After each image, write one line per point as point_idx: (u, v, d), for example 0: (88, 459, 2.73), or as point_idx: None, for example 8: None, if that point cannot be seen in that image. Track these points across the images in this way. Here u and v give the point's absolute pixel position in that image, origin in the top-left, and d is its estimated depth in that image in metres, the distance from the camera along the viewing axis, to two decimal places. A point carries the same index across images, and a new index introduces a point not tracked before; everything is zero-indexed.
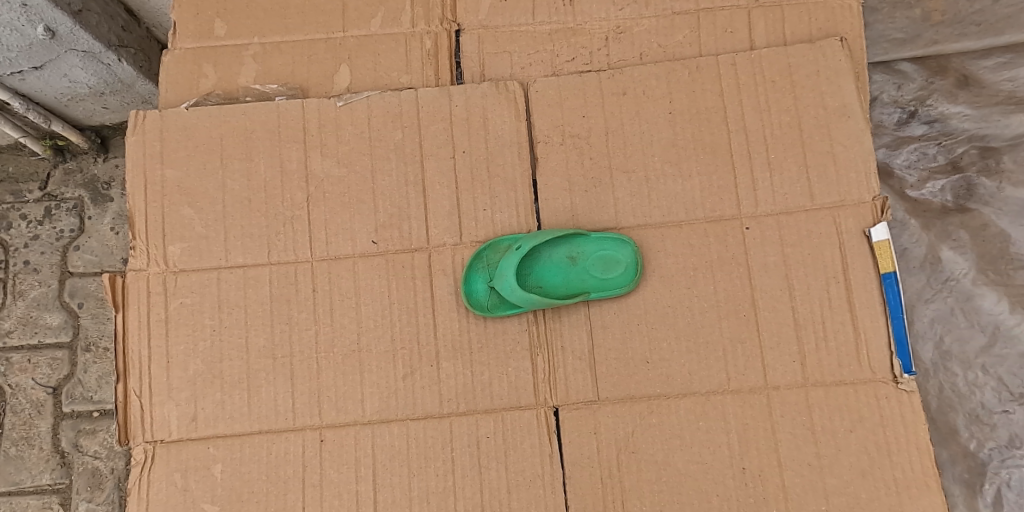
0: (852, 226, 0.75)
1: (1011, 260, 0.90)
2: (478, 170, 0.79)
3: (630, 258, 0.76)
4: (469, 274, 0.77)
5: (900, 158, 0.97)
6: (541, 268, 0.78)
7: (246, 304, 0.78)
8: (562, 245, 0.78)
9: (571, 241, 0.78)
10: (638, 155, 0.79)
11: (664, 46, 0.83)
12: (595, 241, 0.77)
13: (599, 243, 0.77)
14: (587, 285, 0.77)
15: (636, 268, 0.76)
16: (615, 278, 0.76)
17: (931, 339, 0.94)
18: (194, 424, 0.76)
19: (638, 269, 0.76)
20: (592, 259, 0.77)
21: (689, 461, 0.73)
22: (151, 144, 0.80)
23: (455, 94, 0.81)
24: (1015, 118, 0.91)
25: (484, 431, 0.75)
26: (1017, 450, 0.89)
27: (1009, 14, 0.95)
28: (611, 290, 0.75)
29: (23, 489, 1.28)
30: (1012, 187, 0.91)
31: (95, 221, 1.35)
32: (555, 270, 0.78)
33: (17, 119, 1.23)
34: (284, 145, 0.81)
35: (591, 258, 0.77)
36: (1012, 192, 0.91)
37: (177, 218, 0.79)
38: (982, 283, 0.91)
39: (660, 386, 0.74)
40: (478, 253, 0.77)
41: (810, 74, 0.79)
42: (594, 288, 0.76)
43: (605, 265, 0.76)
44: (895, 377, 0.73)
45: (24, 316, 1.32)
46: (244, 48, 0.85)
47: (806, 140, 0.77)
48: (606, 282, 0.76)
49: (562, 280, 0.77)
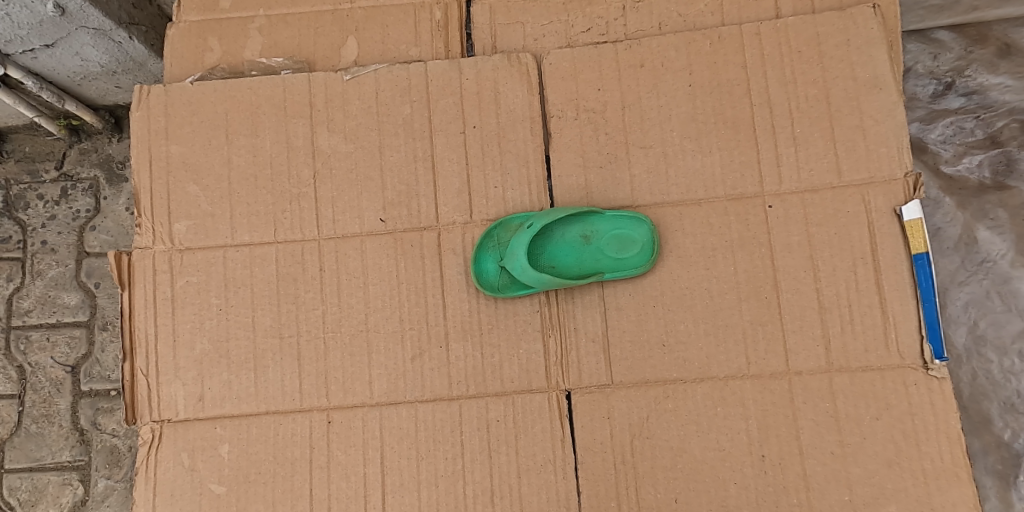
0: (883, 204, 0.71)
1: None
2: (488, 146, 0.77)
3: (646, 237, 0.73)
4: (479, 254, 0.75)
5: (935, 132, 0.92)
6: (553, 248, 0.75)
7: (252, 283, 0.76)
8: (576, 224, 0.75)
9: (585, 219, 0.75)
10: (656, 129, 0.75)
11: (684, 16, 0.79)
12: (610, 219, 0.74)
13: (614, 221, 0.74)
14: (601, 266, 0.74)
15: (652, 247, 0.72)
16: (629, 259, 0.73)
17: (964, 324, 0.89)
18: (201, 403, 0.75)
19: (654, 249, 0.72)
20: (607, 238, 0.74)
21: (706, 447, 0.70)
22: (155, 120, 0.79)
23: (465, 67, 0.78)
24: None
25: (494, 415, 0.73)
26: None
27: None
28: (626, 270, 0.72)
29: (44, 465, 1.29)
30: None
31: (110, 201, 1.35)
32: (568, 249, 0.75)
33: (32, 99, 1.22)
34: (290, 120, 0.78)
35: (605, 237, 0.74)
36: None
37: (183, 195, 0.78)
38: (1021, 266, 0.86)
39: (676, 370, 0.72)
40: (489, 231, 0.75)
41: (839, 44, 0.74)
42: (608, 269, 0.74)
43: (619, 244, 0.73)
44: (926, 363, 0.69)
45: (42, 295, 1.32)
46: (249, 21, 0.83)
47: (834, 114, 0.73)
48: (621, 263, 0.73)
49: (575, 260, 0.75)
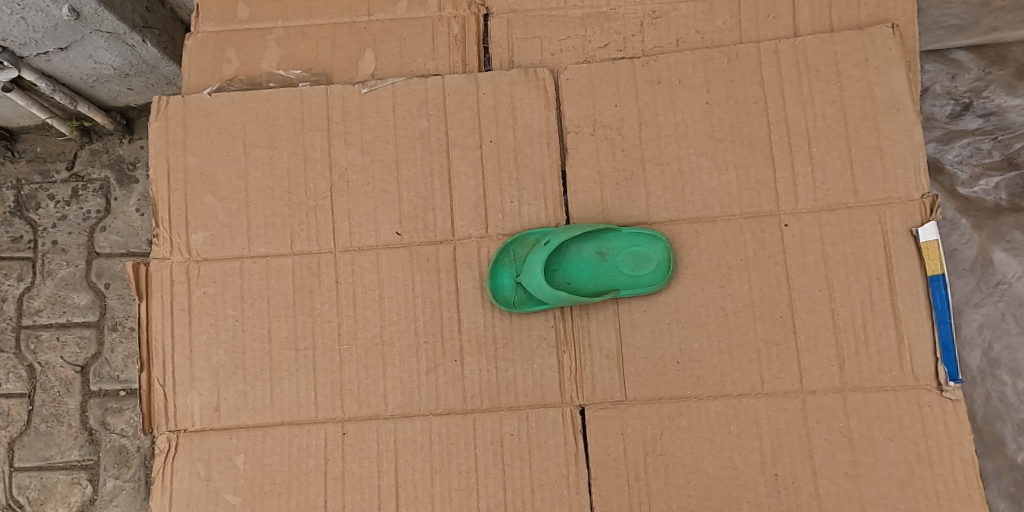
0: (899, 225, 0.71)
1: None
2: (505, 161, 0.77)
3: (662, 255, 0.73)
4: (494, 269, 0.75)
5: (951, 153, 0.92)
6: (569, 264, 0.75)
7: (268, 294, 0.77)
8: (592, 241, 0.75)
9: (601, 236, 0.75)
10: (672, 147, 0.75)
11: (701, 32, 0.79)
12: (627, 236, 0.74)
13: (630, 238, 0.74)
14: (616, 283, 0.74)
15: (668, 265, 0.73)
16: (645, 276, 0.73)
17: (978, 346, 0.89)
18: (217, 414, 0.75)
19: (670, 266, 0.73)
20: (623, 255, 0.74)
21: (719, 465, 0.71)
22: (173, 130, 0.79)
23: (483, 81, 0.78)
24: None
25: (509, 429, 0.73)
26: None
27: None
28: (641, 288, 0.73)
29: (53, 464, 1.30)
30: None
31: (120, 202, 1.35)
32: (584, 266, 0.75)
33: (44, 101, 1.23)
34: (308, 132, 0.79)
35: (621, 254, 0.74)
36: None
37: (200, 206, 0.78)
38: None
39: (690, 387, 0.72)
40: (505, 247, 0.75)
41: (858, 63, 0.74)
42: (624, 286, 0.74)
43: (635, 261, 0.73)
44: (940, 385, 0.69)
45: (53, 295, 1.33)
46: (267, 32, 0.83)
47: (851, 133, 0.73)
48: (636, 280, 0.73)
49: (591, 277, 0.75)
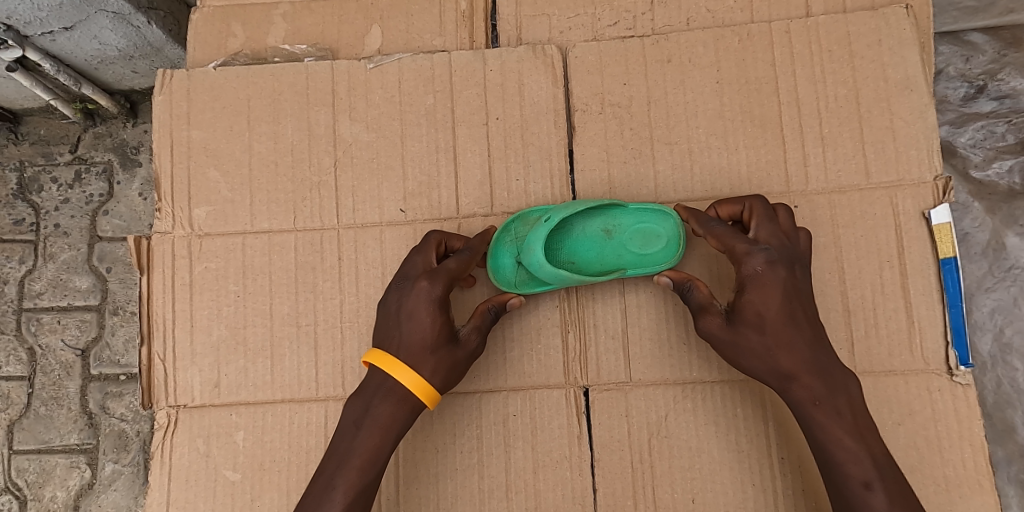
0: (911, 207, 0.70)
1: None
2: (512, 139, 0.76)
3: (671, 232, 0.72)
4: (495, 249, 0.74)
5: (965, 136, 0.91)
6: (573, 244, 0.74)
7: (271, 271, 0.76)
8: (597, 218, 0.74)
9: (607, 213, 0.73)
10: (681, 126, 0.74)
11: (713, 12, 0.78)
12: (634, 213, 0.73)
13: (637, 215, 0.73)
14: (623, 261, 0.73)
15: (677, 244, 0.71)
16: (654, 255, 0.72)
17: (989, 331, 0.89)
18: (217, 390, 0.75)
19: (680, 245, 0.71)
20: (630, 233, 0.73)
21: (725, 448, 0.70)
22: (177, 104, 0.78)
23: (490, 58, 0.77)
24: None
25: (512, 410, 0.72)
26: None
27: None
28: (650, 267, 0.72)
29: (52, 448, 1.29)
30: None
31: (123, 186, 1.35)
32: (590, 245, 0.74)
33: (49, 82, 1.22)
34: (312, 108, 0.78)
35: (628, 232, 0.73)
36: None
37: (203, 181, 0.77)
38: None
39: (696, 369, 0.71)
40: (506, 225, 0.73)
41: (871, 44, 0.73)
42: (631, 265, 0.72)
43: (643, 240, 0.72)
44: (951, 369, 0.68)
45: (54, 278, 1.33)
46: (273, 7, 0.82)
47: (863, 114, 0.72)
48: (644, 259, 0.72)
49: (597, 255, 0.73)
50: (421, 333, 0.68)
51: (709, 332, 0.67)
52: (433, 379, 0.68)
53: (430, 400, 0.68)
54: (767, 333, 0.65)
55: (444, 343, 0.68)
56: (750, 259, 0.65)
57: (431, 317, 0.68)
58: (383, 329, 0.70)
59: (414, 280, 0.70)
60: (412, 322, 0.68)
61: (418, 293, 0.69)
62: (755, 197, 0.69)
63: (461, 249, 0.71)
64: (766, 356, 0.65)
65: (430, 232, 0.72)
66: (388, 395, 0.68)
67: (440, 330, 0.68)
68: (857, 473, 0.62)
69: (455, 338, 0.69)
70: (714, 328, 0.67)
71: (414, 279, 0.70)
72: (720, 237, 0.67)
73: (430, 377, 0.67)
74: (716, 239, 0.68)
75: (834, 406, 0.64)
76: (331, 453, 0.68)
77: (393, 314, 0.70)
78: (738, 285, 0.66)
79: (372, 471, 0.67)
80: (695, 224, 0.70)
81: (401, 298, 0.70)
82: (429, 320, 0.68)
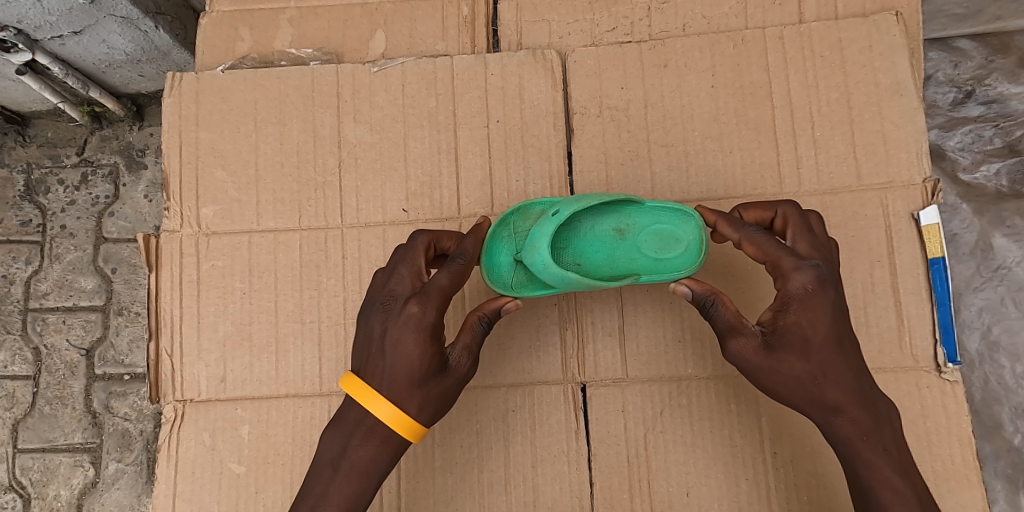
0: (901, 208, 0.72)
1: None
2: (512, 141, 0.78)
3: (692, 236, 0.70)
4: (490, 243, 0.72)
5: (954, 140, 0.93)
6: (581, 242, 0.72)
7: (276, 268, 0.78)
8: (610, 216, 0.72)
9: (621, 210, 0.72)
10: (677, 129, 0.76)
11: (708, 18, 0.80)
12: (651, 214, 0.72)
13: (655, 215, 0.72)
14: (636, 265, 0.72)
15: (699, 248, 0.69)
16: (672, 260, 0.71)
17: (977, 329, 0.92)
18: (223, 385, 0.76)
19: (702, 251, 0.69)
20: (645, 233, 0.72)
21: (719, 443, 0.71)
22: (186, 106, 0.80)
23: (491, 62, 0.79)
24: None
25: (511, 405, 0.74)
26: None
27: None
28: (668, 273, 0.70)
29: (55, 447, 1.31)
30: None
31: (129, 188, 1.37)
32: (598, 245, 0.72)
33: (57, 85, 1.24)
34: (318, 110, 0.80)
35: (644, 234, 0.71)
36: None
37: (211, 180, 0.79)
38: None
39: (692, 366, 0.73)
40: (506, 220, 0.72)
41: (862, 49, 0.75)
42: (644, 269, 0.71)
43: (660, 243, 0.71)
44: (939, 366, 0.70)
45: (60, 278, 1.34)
46: (280, 12, 0.84)
47: (855, 118, 0.74)
48: (658, 263, 0.71)
49: (607, 257, 0.72)
50: (407, 366, 0.63)
51: (741, 353, 0.63)
52: (419, 415, 0.63)
53: (412, 435, 0.64)
54: (813, 362, 0.62)
55: (433, 374, 0.63)
56: (798, 280, 0.62)
57: (420, 348, 0.63)
58: (365, 356, 0.65)
59: (403, 302, 0.64)
60: (397, 353, 0.63)
61: (406, 319, 0.63)
62: (789, 207, 0.66)
63: (452, 258, 0.66)
64: (811, 388, 0.62)
65: (419, 236, 0.68)
66: (368, 435, 0.64)
67: (429, 362, 0.63)
68: (888, 500, 0.61)
69: (444, 366, 0.65)
70: (748, 349, 0.63)
71: (403, 299, 0.65)
72: (762, 247, 0.63)
73: (415, 413, 0.63)
74: (756, 248, 0.64)
75: (879, 440, 0.62)
76: (308, 495, 0.65)
77: (378, 339, 0.64)
78: (779, 303, 0.63)
79: (357, 510, 0.65)
80: (728, 228, 0.66)
81: (387, 322, 0.64)
82: (417, 351, 0.63)
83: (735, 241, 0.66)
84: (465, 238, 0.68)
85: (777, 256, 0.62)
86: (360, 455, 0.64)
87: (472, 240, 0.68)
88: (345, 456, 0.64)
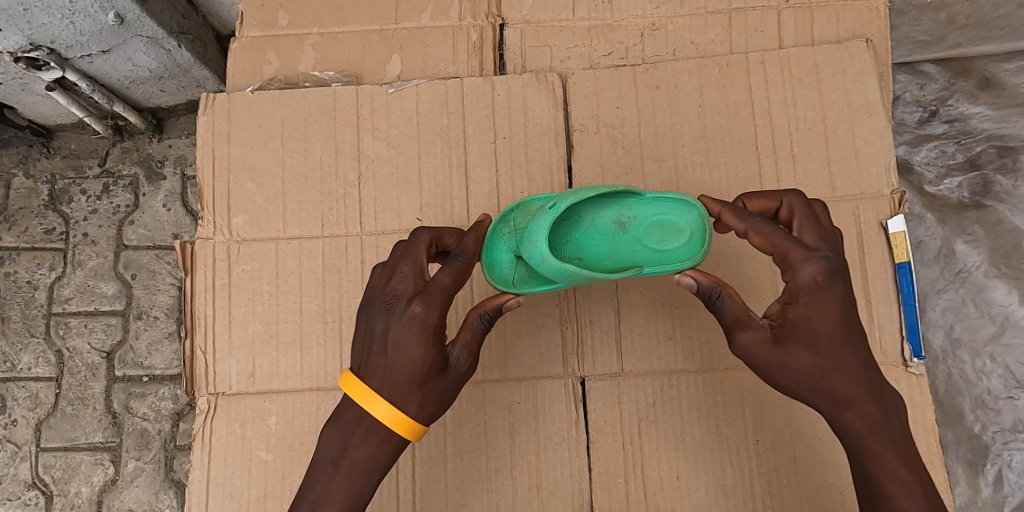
0: (871, 217, 0.79)
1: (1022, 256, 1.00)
2: (517, 156, 0.85)
3: (693, 227, 0.74)
4: (493, 241, 0.77)
5: (920, 155, 1.03)
6: (583, 237, 0.77)
7: (301, 272, 0.85)
8: (611, 210, 0.77)
9: (621, 203, 0.76)
10: (668, 144, 0.84)
11: (696, 44, 0.88)
12: (652, 207, 0.75)
13: (655, 208, 0.76)
14: (639, 257, 0.75)
15: (703, 238, 0.73)
16: (675, 250, 0.74)
17: (941, 327, 1.02)
18: (252, 379, 0.83)
19: (705, 241, 0.73)
20: (647, 225, 0.76)
21: (706, 431, 0.78)
22: (218, 124, 0.88)
23: (498, 84, 0.87)
24: None
25: (516, 397, 0.81)
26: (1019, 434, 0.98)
27: None
28: (672, 263, 0.74)
29: (77, 445, 1.37)
30: None
31: (149, 198, 1.44)
32: (601, 239, 0.77)
33: (83, 100, 1.32)
34: (339, 127, 0.87)
35: (644, 227, 0.75)
36: None
37: (241, 192, 0.86)
38: (994, 276, 1.00)
39: (681, 361, 0.80)
40: (507, 218, 0.77)
41: (835, 73, 0.83)
42: (647, 260, 0.75)
43: (662, 235, 0.75)
44: (906, 361, 0.77)
45: (82, 284, 1.41)
46: (304, 38, 0.92)
47: (830, 135, 0.81)
48: (661, 254, 0.75)
49: (607, 250, 0.77)
50: (409, 365, 0.65)
51: (750, 345, 0.66)
52: (419, 414, 0.65)
53: (411, 433, 0.66)
54: (823, 355, 0.65)
55: (432, 374, 0.66)
56: (807, 273, 0.65)
57: (422, 348, 0.65)
58: (366, 356, 0.67)
59: (405, 300, 0.66)
60: (399, 353, 0.65)
61: (408, 318, 0.65)
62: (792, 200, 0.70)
63: (453, 256, 0.68)
64: (822, 381, 0.65)
65: (419, 234, 0.71)
66: (367, 434, 0.66)
67: (430, 362, 0.65)
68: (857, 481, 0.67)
69: (444, 364, 0.67)
70: (756, 341, 0.66)
71: (405, 298, 0.67)
72: (770, 238, 0.66)
73: (414, 411, 0.65)
74: (764, 239, 0.67)
75: (887, 434, 0.65)
76: (309, 491, 0.67)
77: (380, 338, 0.66)
78: (788, 295, 0.66)
79: (357, 507, 0.67)
80: (734, 219, 0.70)
81: (389, 321, 0.66)
82: (419, 351, 0.65)
83: (741, 231, 0.69)
84: (466, 236, 0.71)
85: (784, 247, 0.65)
86: (359, 453, 0.66)
87: (472, 238, 0.71)
88: (345, 454, 0.66)
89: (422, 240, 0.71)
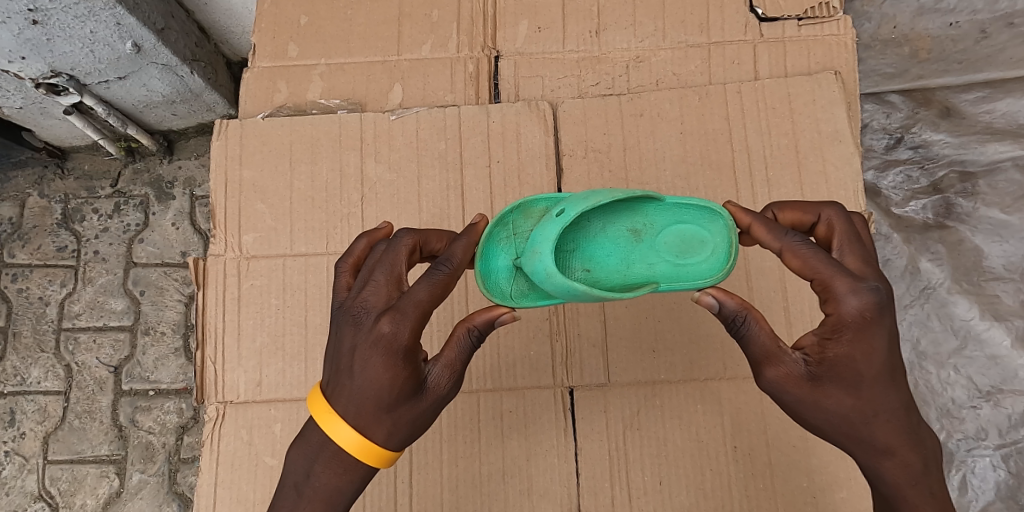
0: None
1: (983, 272, 1.06)
2: (510, 179, 0.91)
3: (719, 240, 0.74)
4: (491, 248, 0.76)
5: (887, 179, 1.11)
6: (593, 248, 0.76)
7: (306, 287, 0.90)
8: (624, 219, 0.76)
9: (638, 212, 0.76)
10: (652, 169, 0.89)
11: (678, 75, 0.94)
12: (669, 216, 0.76)
13: (673, 217, 0.76)
14: (654, 271, 0.75)
15: (728, 254, 0.73)
16: (698, 264, 0.74)
17: (908, 341, 1.07)
18: (259, 388, 0.88)
19: (731, 257, 0.72)
20: (663, 236, 0.76)
21: (687, 438, 0.83)
22: (231, 149, 0.94)
23: (493, 111, 0.93)
24: (990, 147, 1.07)
25: (508, 406, 0.86)
26: (981, 441, 1.03)
27: (988, 54, 1.09)
28: (690, 275, 0.74)
29: (83, 458, 1.41)
30: (986, 208, 1.06)
31: (158, 216, 1.50)
32: (613, 249, 0.76)
33: (98, 123, 1.38)
34: (344, 151, 0.93)
35: (660, 237, 0.76)
36: (985, 211, 1.06)
37: (252, 212, 0.92)
38: (956, 292, 1.06)
39: (664, 372, 0.85)
40: (503, 221, 0.76)
41: (806, 103, 0.89)
42: (663, 275, 0.75)
43: (683, 247, 0.75)
44: None
45: (92, 300, 1.47)
46: (312, 68, 0.98)
47: (802, 160, 0.87)
48: (678, 268, 0.75)
49: (620, 261, 0.76)
50: (375, 390, 0.66)
51: (783, 383, 0.65)
52: (384, 442, 0.67)
53: (376, 459, 0.68)
54: (864, 398, 0.64)
55: (400, 401, 0.67)
56: (852, 307, 0.62)
57: (391, 373, 0.66)
58: (335, 374, 0.68)
59: (374, 316, 0.67)
60: (366, 377, 0.66)
61: (376, 338, 0.66)
62: (834, 216, 0.69)
63: (436, 265, 0.68)
64: (862, 426, 0.64)
65: (403, 238, 0.72)
66: (330, 462, 0.68)
67: (397, 387, 0.66)
68: None
69: (415, 388, 0.68)
70: (789, 378, 0.65)
71: (374, 312, 0.68)
72: (809, 262, 0.64)
73: (381, 440, 0.67)
74: (803, 261, 0.65)
75: (925, 483, 0.65)
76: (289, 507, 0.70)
77: (348, 356, 0.68)
78: (829, 330, 0.64)
79: None
80: (766, 236, 0.69)
81: (357, 339, 0.68)
82: (386, 377, 0.66)
83: (776, 249, 0.68)
84: (455, 243, 0.71)
85: (828, 275, 0.63)
86: (321, 482, 0.69)
87: (462, 244, 0.71)
88: (308, 482, 0.69)
89: (405, 245, 0.71)
